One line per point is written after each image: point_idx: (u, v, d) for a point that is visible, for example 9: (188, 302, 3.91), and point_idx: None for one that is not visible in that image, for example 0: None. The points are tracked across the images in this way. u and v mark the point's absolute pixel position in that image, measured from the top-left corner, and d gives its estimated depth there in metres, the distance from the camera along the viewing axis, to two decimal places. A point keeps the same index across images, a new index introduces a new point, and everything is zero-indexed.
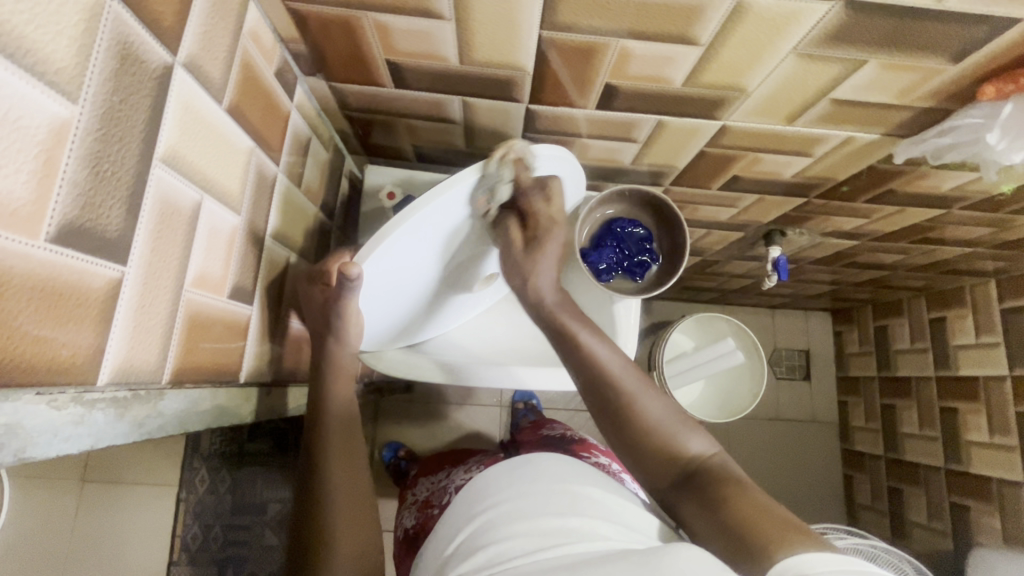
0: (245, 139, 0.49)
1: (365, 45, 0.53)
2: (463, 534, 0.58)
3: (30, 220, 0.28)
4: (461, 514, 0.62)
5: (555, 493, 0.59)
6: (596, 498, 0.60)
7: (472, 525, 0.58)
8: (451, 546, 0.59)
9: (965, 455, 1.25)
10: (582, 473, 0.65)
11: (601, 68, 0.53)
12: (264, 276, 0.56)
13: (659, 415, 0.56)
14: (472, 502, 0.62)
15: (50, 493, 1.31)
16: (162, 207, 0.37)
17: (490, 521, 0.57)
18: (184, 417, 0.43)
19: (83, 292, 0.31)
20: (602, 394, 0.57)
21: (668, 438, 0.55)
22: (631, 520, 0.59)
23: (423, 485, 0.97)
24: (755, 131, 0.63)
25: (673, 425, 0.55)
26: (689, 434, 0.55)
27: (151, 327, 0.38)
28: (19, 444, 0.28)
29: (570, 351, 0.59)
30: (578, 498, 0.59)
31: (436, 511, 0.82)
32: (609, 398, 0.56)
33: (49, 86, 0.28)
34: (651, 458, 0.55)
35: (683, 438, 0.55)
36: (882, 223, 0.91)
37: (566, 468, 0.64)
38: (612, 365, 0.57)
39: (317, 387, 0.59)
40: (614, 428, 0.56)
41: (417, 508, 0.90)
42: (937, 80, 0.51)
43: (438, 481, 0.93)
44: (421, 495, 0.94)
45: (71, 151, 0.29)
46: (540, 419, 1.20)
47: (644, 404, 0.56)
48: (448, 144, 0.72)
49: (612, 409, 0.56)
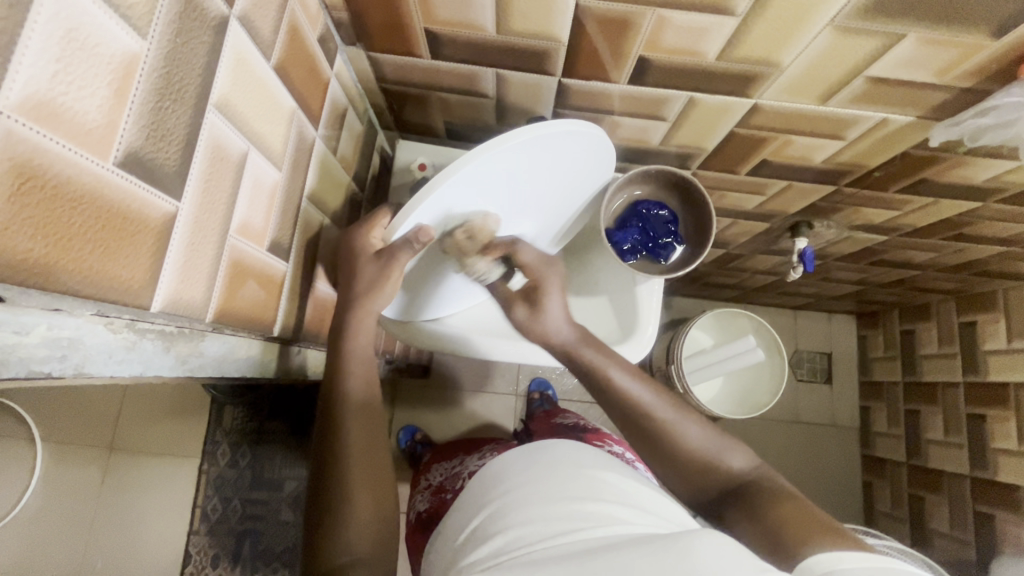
0: (288, 99, 0.51)
1: (406, 14, 0.55)
2: (477, 520, 0.57)
3: (102, 141, 0.29)
4: (472, 503, 0.61)
5: (570, 478, 0.57)
6: (610, 483, 0.58)
7: (485, 511, 0.57)
8: (464, 533, 0.58)
9: (992, 463, 1.21)
10: (596, 457, 0.63)
11: (636, 40, 0.54)
12: (300, 235, 0.58)
13: (696, 437, 0.58)
14: (485, 488, 0.61)
15: (81, 459, 1.37)
16: (213, 151, 0.39)
17: (501, 509, 0.56)
18: (221, 362, 0.47)
19: (143, 220, 0.33)
20: (634, 426, 0.60)
21: (712, 457, 0.58)
22: (649, 505, 0.57)
23: (436, 472, 0.99)
24: (787, 111, 0.63)
25: (714, 446, 0.58)
26: (730, 452, 0.58)
27: (199, 265, 0.40)
28: (79, 359, 0.32)
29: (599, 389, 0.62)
30: (595, 482, 0.57)
31: (449, 497, 0.84)
32: (643, 430, 0.59)
33: (124, 19, 0.29)
34: (693, 476, 0.58)
35: (726, 455, 0.58)
36: (912, 216, 0.90)
37: (580, 455, 0.62)
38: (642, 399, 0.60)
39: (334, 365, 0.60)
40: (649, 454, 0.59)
41: (431, 492, 0.92)
42: (978, 56, 0.50)
43: (451, 468, 0.95)
44: (435, 480, 0.95)
45: (138, 82, 0.31)
46: (552, 408, 1.20)
47: (682, 432, 0.58)
48: (479, 120, 0.74)
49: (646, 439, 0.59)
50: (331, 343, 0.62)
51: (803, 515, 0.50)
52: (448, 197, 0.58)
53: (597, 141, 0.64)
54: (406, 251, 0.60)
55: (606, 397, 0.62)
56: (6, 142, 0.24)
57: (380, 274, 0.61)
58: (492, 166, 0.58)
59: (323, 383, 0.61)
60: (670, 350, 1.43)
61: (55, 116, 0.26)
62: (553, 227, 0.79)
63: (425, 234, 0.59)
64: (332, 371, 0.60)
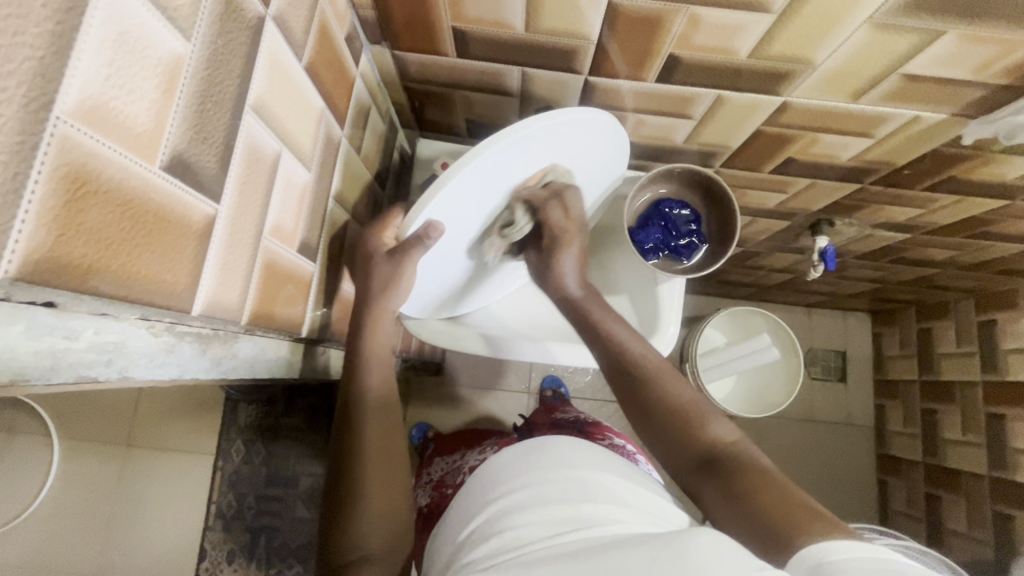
0: (318, 99, 0.50)
1: (433, 12, 0.54)
2: (477, 520, 0.56)
3: (149, 145, 0.29)
4: (473, 500, 0.60)
5: (568, 479, 0.56)
6: (608, 484, 0.56)
7: (485, 510, 0.56)
8: (464, 531, 0.56)
9: (1011, 463, 1.20)
10: (596, 455, 0.61)
11: (667, 37, 0.53)
12: (327, 234, 0.58)
13: (684, 398, 0.58)
14: (484, 487, 0.59)
15: (99, 455, 1.38)
16: (249, 152, 0.39)
17: (502, 508, 0.54)
18: (252, 363, 0.47)
19: (185, 223, 0.33)
20: (625, 379, 0.61)
21: (695, 420, 0.57)
22: (645, 508, 0.56)
23: (437, 467, 0.99)
24: (817, 108, 0.62)
25: (697, 408, 0.58)
26: (712, 418, 0.57)
27: (235, 268, 0.39)
28: (123, 364, 0.32)
29: (593, 336, 0.65)
30: (593, 483, 0.56)
31: (450, 492, 0.83)
32: (634, 381, 0.60)
33: (170, 21, 0.29)
34: (670, 437, 0.57)
35: (708, 420, 0.57)
36: (937, 214, 0.89)
37: (579, 453, 0.61)
38: (634, 349, 0.62)
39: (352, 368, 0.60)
40: (635, 408, 0.59)
41: (432, 487, 0.91)
42: (1019, 52, 0.49)
43: (452, 463, 0.95)
44: (436, 475, 0.95)
45: (183, 85, 0.31)
46: (552, 404, 1.19)
47: (668, 387, 0.59)
48: (502, 119, 0.73)
49: (635, 392, 0.59)
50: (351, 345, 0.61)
51: (784, 500, 0.48)
52: (459, 192, 0.57)
53: (609, 129, 0.63)
54: (418, 250, 0.58)
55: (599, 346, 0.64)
56: (62, 148, 0.24)
57: (393, 273, 0.59)
58: (503, 161, 0.57)
59: (342, 383, 0.60)
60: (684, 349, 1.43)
61: (107, 121, 0.26)
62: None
63: (435, 230, 0.57)
64: (352, 370, 0.60)
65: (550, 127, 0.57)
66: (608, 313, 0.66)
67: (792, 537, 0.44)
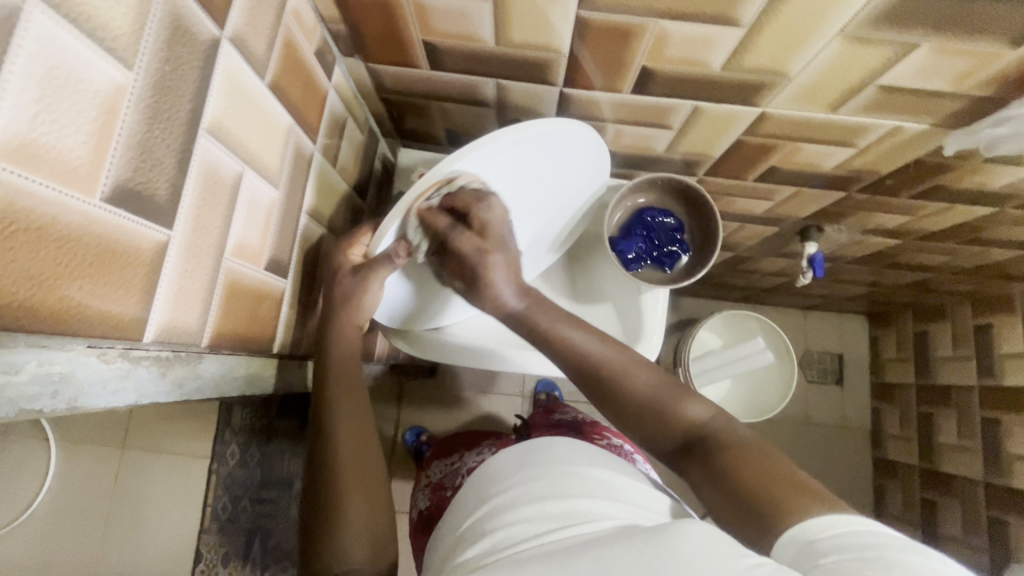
0: (285, 116, 0.50)
1: (403, 26, 0.54)
2: (474, 517, 0.55)
3: (87, 178, 0.29)
4: (471, 499, 0.59)
5: (558, 477, 0.55)
6: (606, 480, 0.55)
7: (483, 508, 0.55)
8: (464, 526, 0.56)
9: (1006, 469, 1.19)
10: (594, 454, 0.60)
11: (638, 50, 0.52)
12: (300, 249, 0.58)
13: (651, 390, 0.54)
14: (483, 486, 0.59)
15: (96, 457, 1.39)
16: (206, 175, 0.39)
17: (497, 507, 0.54)
18: (219, 382, 0.46)
19: (132, 251, 0.33)
20: (590, 382, 0.56)
21: (666, 408, 0.53)
22: (638, 499, 0.55)
23: (436, 469, 0.98)
24: (796, 119, 0.61)
25: (666, 395, 0.54)
26: (683, 400, 0.54)
27: (193, 291, 0.39)
28: (71, 394, 0.31)
29: (542, 345, 0.57)
30: (585, 479, 0.55)
31: (450, 494, 0.83)
32: (596, 381, 0.55)
33: (108, 52, 0.29)
34: (648, 430, 0.54)
35: (679, 404, 0.53)
36: (927, 221, 0.88)
37: (572, 449, 0.60)
38: (587, 351, 0.56)
39: (327, 383, 0.59)
40: (606, 408, 0.55)
41: (432, 489, 0.91)
42: (996, 64, 0.48)
43: (450, 464, 0.94)
44: (435, 476, 0.95)
45: (125, 115, 0.31)
46: (551, 404, 1.18)
47: (632, 385, 0.54)
48: (481, 129, 0.73)
49: (601, 395, 0.55)
50: (327, 357, 0.60)
51: (770, 475, 0.46)
52: (423, 213, 0.57)
53: (584, 137, 0.61)
54: (387, 267, 0.58)
55: (552, 353, 0.57)
56: None
57: (359, 287, 0.59)
58: (463, 181, 0.57)
59: (319, 396, 0.59)
60: (677, 353, 1.42)
61: (37, 158, 0.26)
62: (551, 230, 0.76)
63: (403, 248, 0.58)
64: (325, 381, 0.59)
65: (503, 145, 0.55)
66: (551, 316, 0.57)
67: (781, 515, 0.44)
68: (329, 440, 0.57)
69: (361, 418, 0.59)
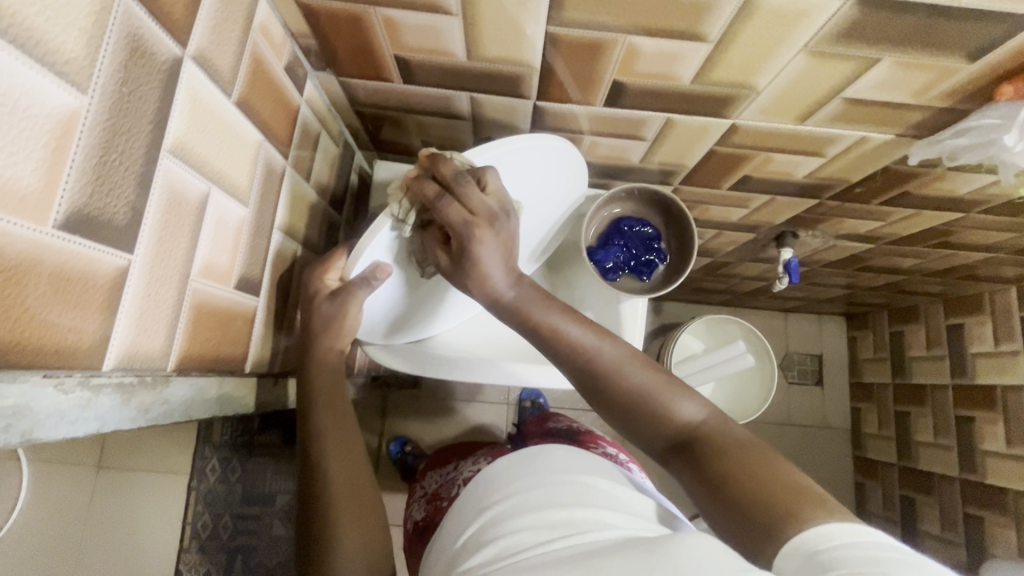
0: (253, 132, 0.49)
1: (374, 41, 0.54)
2: (470, 530, 0.54)
3: (39, 206, 0.28)
4: (465, 510, 0.58)
5: (557, 485, 0.54)
6: (604, 490, 0.55)
7: (478, 520, 0.54)
8: (458, 541, 0.55)
9: (980, 465, 1.21)
10: (589, 463, 0.60)
11: (608, 64, 0.53)
12: (272, 267, 0.57)
13: (645, 383, 0.50)
14: (478, 498, 0.58)
15: (67, 479, 1.34)
16: (169, 197, 0.38)
17: (496, 516, 0.53)
18: (188, 405, 0.44)
19: (88, 277, 0.32)
20: (585, 376, 0.51)
21: (660, 407, 0.50)
22: (636, 509, 0.55)
23: (431, 480, 0.96)
24: (767, 129, 0.62)
25: (659, 391, 0.50)
26: (677, 397, 0.50)
27: (156, 315, 0.38)
28: (26, 426, 0.29)
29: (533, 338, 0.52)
30: (586, 489, 0.54)
31: (444, 505, 0.82)
32: (590, 374, 0.51)
33: (59, 76, 0.28)
34: (641, 429, 0.50)
35: (673, 400, 0.50)
36: (896, 226, 0.90)
37: (572, 459, 0.60)
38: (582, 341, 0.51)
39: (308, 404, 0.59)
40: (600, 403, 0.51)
41: (426, 501, 0.90)
42: (955, 77, 0.50)
43: (444, 475, 0.93)
44: (430, 487, 0.93)
45: (80, 139, 0.30)
46: (547, 411, 1.15)
47: (628, 377, 0.50)
48: (457, 140, 0.73)
49: (596, 387, 0.51)
50: (312, 376, 0.60)
51: (771, 471, 0.44)
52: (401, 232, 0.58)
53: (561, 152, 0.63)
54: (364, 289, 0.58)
55: (545, 345, 0.52)
56: None
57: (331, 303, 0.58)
58: None
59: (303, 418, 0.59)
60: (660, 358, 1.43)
61: None
62: (532, 241, 0.76)
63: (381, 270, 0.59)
64: (311, 401, 0.59)
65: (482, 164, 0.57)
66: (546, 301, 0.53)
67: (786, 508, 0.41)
68: (316, 459, 0.56)
69: (346, 437, 0.58)
